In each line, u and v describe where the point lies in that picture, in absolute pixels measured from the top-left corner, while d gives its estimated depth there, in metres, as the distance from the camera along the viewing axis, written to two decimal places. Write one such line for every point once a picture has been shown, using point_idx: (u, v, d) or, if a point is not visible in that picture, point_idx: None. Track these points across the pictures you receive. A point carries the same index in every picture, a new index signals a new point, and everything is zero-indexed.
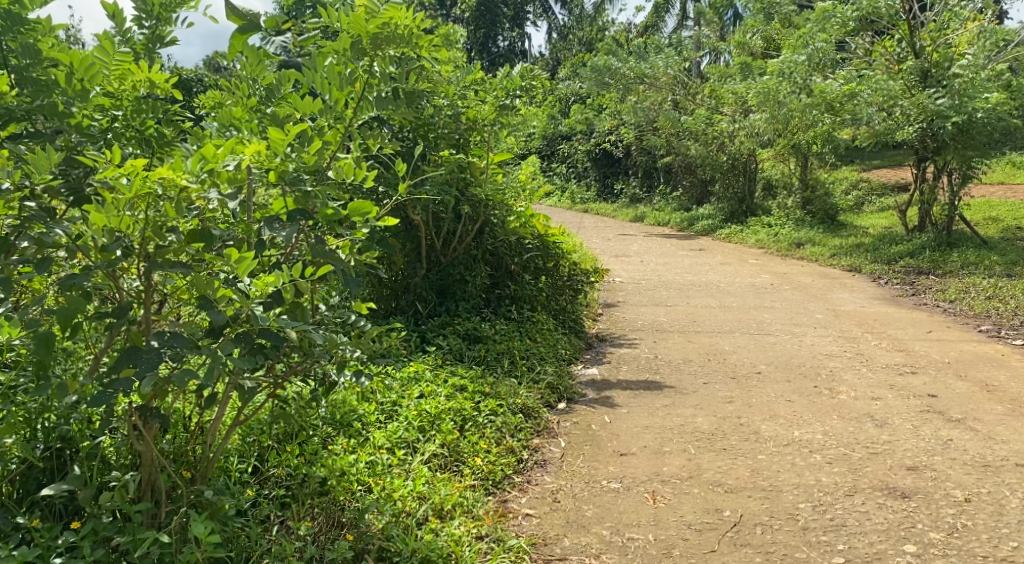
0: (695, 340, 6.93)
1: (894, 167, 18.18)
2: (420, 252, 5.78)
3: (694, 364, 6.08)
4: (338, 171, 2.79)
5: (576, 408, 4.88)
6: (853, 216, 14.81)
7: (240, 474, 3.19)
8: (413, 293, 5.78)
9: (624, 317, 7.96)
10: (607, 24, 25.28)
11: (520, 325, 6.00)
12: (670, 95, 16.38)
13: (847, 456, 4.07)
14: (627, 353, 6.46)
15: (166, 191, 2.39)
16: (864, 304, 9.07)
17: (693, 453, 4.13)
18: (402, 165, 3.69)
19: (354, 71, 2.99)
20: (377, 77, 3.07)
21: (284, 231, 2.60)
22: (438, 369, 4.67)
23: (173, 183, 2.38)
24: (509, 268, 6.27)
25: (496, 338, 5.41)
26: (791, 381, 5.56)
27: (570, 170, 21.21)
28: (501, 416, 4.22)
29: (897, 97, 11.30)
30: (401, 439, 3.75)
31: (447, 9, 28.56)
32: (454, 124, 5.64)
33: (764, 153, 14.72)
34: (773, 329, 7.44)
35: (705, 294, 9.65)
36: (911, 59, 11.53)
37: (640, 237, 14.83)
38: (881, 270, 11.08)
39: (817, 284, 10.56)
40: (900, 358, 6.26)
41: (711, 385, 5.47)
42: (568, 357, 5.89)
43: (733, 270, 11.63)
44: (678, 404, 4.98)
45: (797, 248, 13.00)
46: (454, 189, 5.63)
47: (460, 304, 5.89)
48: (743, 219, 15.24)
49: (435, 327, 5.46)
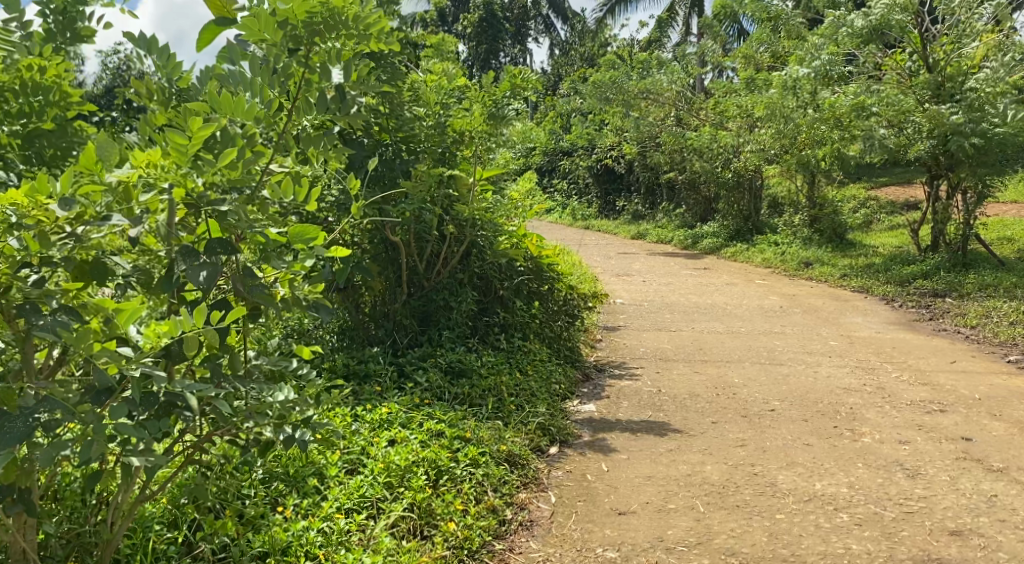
0: (701, 370, 6.43)
1: (903, 185, 17.70)
2: (401, 277, 5.25)
3: (700, 399, 5.56)
4: (273, 191, 2.35)
5: (569, 453, 4.40)
6: (862, 235, 14.30)
7: (167, 547, 2.72)
8: (393, 321, 5.23)
9: (625, 343, 7.48)
10: (608, 39, 24.93)
11: (509, 355, 5.47)
12: (672, 110, 15.96)
13: (879, 516, 3.57)
14: (627, 384, 5.97)
15: (26, 219, 1.91)
16: (881, 329, 8.56)
17: (702, 511, 3.62)
18: (356, 181, 3.21)
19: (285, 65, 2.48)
20: (318, 74, 2.50)
21: (202, 272, 2.15)
22: (414, 411, 4.17)
23: (30, 205, 1.90)
24: (498, 293, 5.78)
25: (483, 371, 4.91)
26: (808, 420, 5.05)
27: (571, 187, 20.77)
28: (483, 468, 3.71)
29: (909, 112, 10.84)
30: (366, 500, 3.26)
31: (449, 25, 28.23)
32: (439, 138, 5.18)
33: (770, 169, 14.27)
34: (784, 358, 6.94)
35: (711, 317, 9.16)
36: (923, 73, 11.08)
37: (642, 255, 14.37)
38: (895, 292, 10.58)
39: (828, 307, 10.06)
40: (924, 391, 5.76)
41: (720, 425, 4.98)
42: (563, 393, 5.39)
43: (739, 290, 11.16)
44: (683, 449, 4.49)
45: (805, 267, 12.49)
46: (437, 208, 5.18)
47: (444, 333, 5.28)
48: (749, 237, 14.75)
49: (416, 360, 4.93)
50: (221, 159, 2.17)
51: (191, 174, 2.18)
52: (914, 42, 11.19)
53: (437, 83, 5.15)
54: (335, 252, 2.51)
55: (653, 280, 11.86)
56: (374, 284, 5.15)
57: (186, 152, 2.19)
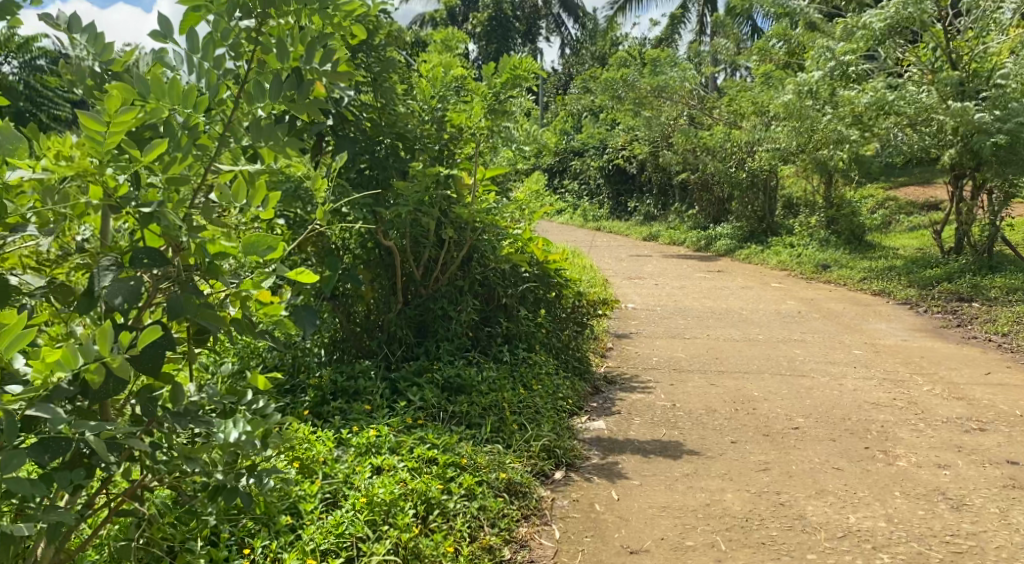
0: (717, 383, 6.04)
1: (922, 185, 17.23)
2: (396, 285, 4.90)
3: (719, 416, 5.17)
4: (221, 191, 2.03)
5: (575, 478, 4.04)
6: (881, 237, 13.84)
7: None
8: (387, 332, 4.85)
9: (637, 351, 7.09)
10: (619, 38, 24.50)
11: (512, 369, 5.08)
12: (685, 110, 15.60)
13: (923, 558, 3.20)
14: (640, 397, 5.58)
15: None
16: (906, 337, 8.13)
17: (723, 550, 3.26)
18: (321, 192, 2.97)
19: (233, 40, 2.19)
20: (273, 54, 2.19)
21: (120, 294, 1.80)
22: (405, 435, 3.82)
23: None
24: (502, 302, 5.39)
25: (484, 387, 4.54)
26: (836, 440, 4.66)
27: (582, 187, 20.38)
28: (479, 500, 3.35)
29: (932, 109, 10.42)
30: (345, 539, 2.90)
31: (459, 24, 27.88)
32: (437, 131, 5.01)
33: (786, 169, 13.84)
34: (807, 369, 6.53)
35: (727, 324, 8.74)
36: (946, 69, 10.61)
37: (654, 257, 13.96)
38: (917, 296, 10.16)
39: (849, 312, 9.63)
40: (960, 407, 5.34)
41: (740, 445, 4.61)
42: (570, 408, 5.02)
43: (756, 294, 10.75)
44: (700, 474, 4.12)
45: (823, 270, 12.06)
46: (435, 209, 4.81)
47: (442, 344, 4.91)
48: (764, 238, 14.30)
49: (411, 374, 4.57)
50: (148, 151, 1.85)
51: (110, 169, 1.86)
52: (936, 36, 10.74)
53: (435, 74, 4.99)
54: (299, 267, 2.19)
55: (666, 283, 11.46)
56: (366, 293, 4.78)
57: (103, 142, 1.82)
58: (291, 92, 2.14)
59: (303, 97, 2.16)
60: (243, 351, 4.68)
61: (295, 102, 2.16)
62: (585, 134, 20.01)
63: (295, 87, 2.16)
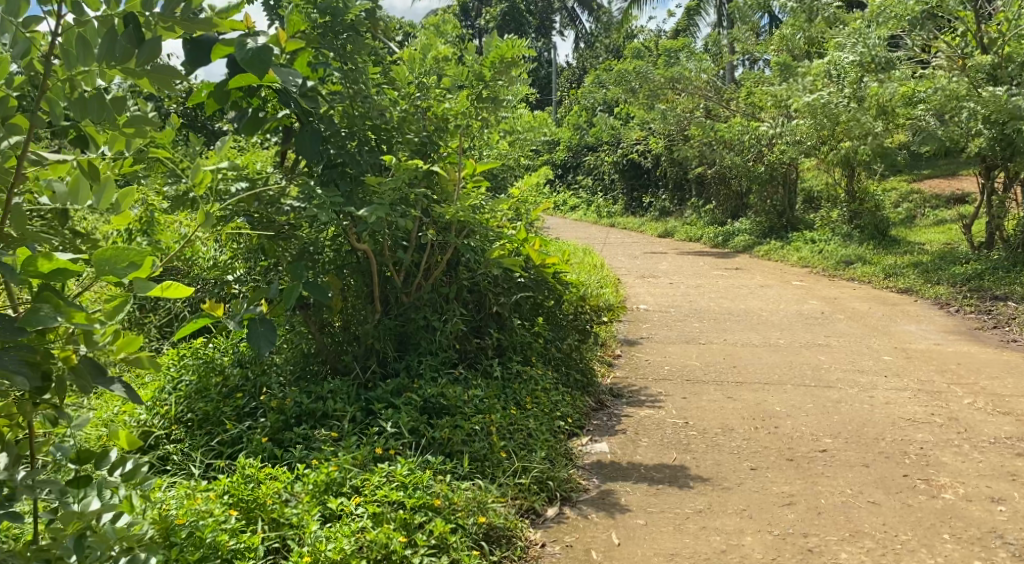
0: (735, 396, 5.49)
1: (948, 177, 16.56)
2: (373, 293, 4.42)
3: (736, 436, 4.63)
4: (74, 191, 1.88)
5: (573, 516, 3.54)
6: (905, 231, 13.24)
7: None
8: (364, 345, 4.35)
9: (647, 359, 6.56)
10: (635, 30, 23.87)
11: (505, 386, 4.55)
12: (702, 102, 14.90)
13: None
14: (648, 413, 5.06)
15: None
16: (939, 341, 7.54)
17: None
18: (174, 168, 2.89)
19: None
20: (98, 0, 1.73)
21: None
22: (368, 469, 3.33)
23: None
24: (493, 310, 4.88)
25: (470, 408, 4.02)
26: (870, 465, 4.12)
27: (597, 183, 19.83)
28: (452, 554, 2.87)
29: (962, 97, 9.72)
30: None
31: (472, 20, 27.40)
32: (416, 122, 4.54)
33: (807, 162, 13.24)
34: (832, 379, 5.97)
35: (744, 326, 8.19)
36: (978, 54, 9.96)
37: (669, 254, 13.40)
38: (948, 295, 9.55)
39: (875, 312, 9.03)
40: (1008, 425, 4.76)
41: (760, 471, 4.07)
42: (569, 429, 4.51)
43: (776, 293, 10.19)
44: (715, 511, 3.59)
45: (846, 266, 11.46)
46: (415, 209, 4.32)
47: (424, 358, 4.40)
48: (784, 233, 13.72)
49: (388, 394, 4.06)
50: None
51: None
52: (968, 20, 10.09)
53: (412, 57, 4.56)
54: (165, 291, 2.03)
55: (682, 281, 10.93)
56: (338, 302, 4.30)
57: None
58: (127, 55, 1.73)
59: (144, 61, 1.73)
60: (202, 371, 4.21)
61: (133, 69, 1.74)
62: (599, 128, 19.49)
63: (132, 44, 1.73)
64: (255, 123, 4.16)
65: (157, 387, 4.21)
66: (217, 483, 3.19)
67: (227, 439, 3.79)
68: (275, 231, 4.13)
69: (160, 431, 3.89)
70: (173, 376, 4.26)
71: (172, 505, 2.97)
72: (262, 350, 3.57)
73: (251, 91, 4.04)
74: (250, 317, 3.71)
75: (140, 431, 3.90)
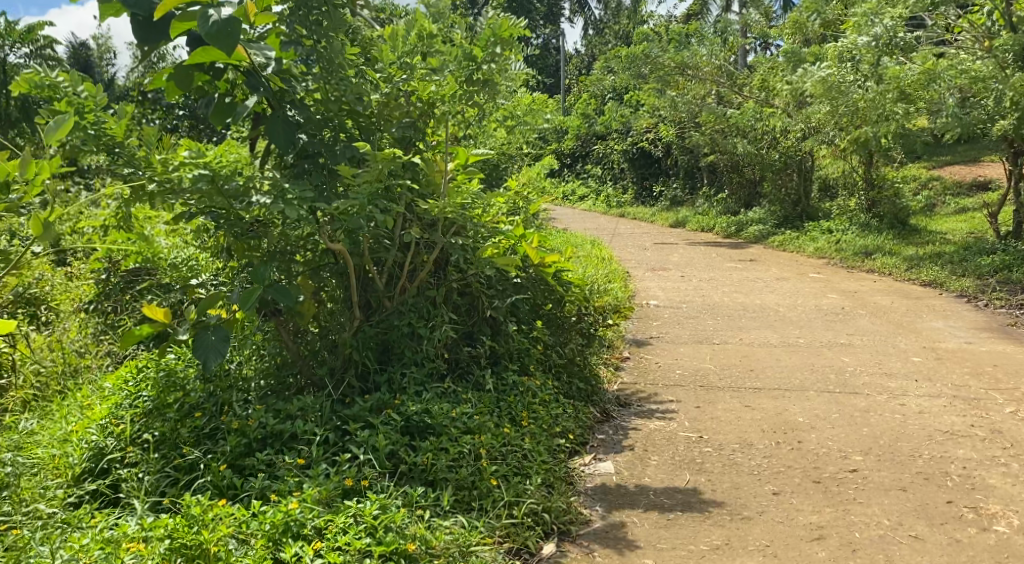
0: (753, 404, 5.04)
1: (970, 163, 16.02)
2: (351, 297, 3.98)
3: (756, 453, 4.18)
4: None
5: (574, 556, 3.12)
6: (925, 220, 12.70)
7: None
8: (341, 355, 3.91)
9: (656, 361, 6.11)
10: (644, 14, 23.31)
11: (499, 399, 4.12)
12: (713, 88, 14.29)
13: None
14: (658, 425, 4.62)
15: None
16: (971, 340, 7.06)
17: None
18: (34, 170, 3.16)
19: None
20: None
21: None
22: (333, 504, 2.91)
23: None
24: (486, 315, 4.44)
25: (457, 428, 3.59)
26: (908, 490, 3.68)
27: (606, 172, 19.37)
28: None
29: (988, 79, 9.14)
30: None
31: (479, 6, 26.77)
32: (397, 107, 4.09)
33: (823, 148, 12.71)
34: (858, 384, 5.52)
35: (760, 323, 7.74)
36: (1005, 33, 9.37)
37: (681, 245, 12.92)
38: (975, 288, 9.04)
39: (899, 307, 8.54)
40: None
41: (786, 497, 3.63)
42: (571, 447, 4.07)
43: (792, 286, 9.73)
44: (735, 548, 3.17)
45: (865, 257, 10.96)
46: (395, 204, 3.87)
47: (408, 369, 3.96)
48: (799, 223, 13.23)
49: (367, 411, 3.62)
50: None
51: None
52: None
53: (394, 35, 4.14)
54: None
55: (693, 274, 10.45)
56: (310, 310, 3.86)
57: None
58: None
59: None
60: (161, 385, 3.80)
61: None
62: (608, 116, 18.94)
63: None
64: (222, 110, 3.75)
65: (114, 404, 3.79)
66: (158, 524, 2.77)
67: (183, 465, 3.38)
68: (241, 229, 3.70)
69: (113, 455, 3.47)
70: (132, 391, 3.84)
71: (102, 559, 2.56)
72: (213, 365, 3.45)
73: (217, 74, 3.64)
74: (206, 333, 3.49)
75: (92, 454, 3.48)
